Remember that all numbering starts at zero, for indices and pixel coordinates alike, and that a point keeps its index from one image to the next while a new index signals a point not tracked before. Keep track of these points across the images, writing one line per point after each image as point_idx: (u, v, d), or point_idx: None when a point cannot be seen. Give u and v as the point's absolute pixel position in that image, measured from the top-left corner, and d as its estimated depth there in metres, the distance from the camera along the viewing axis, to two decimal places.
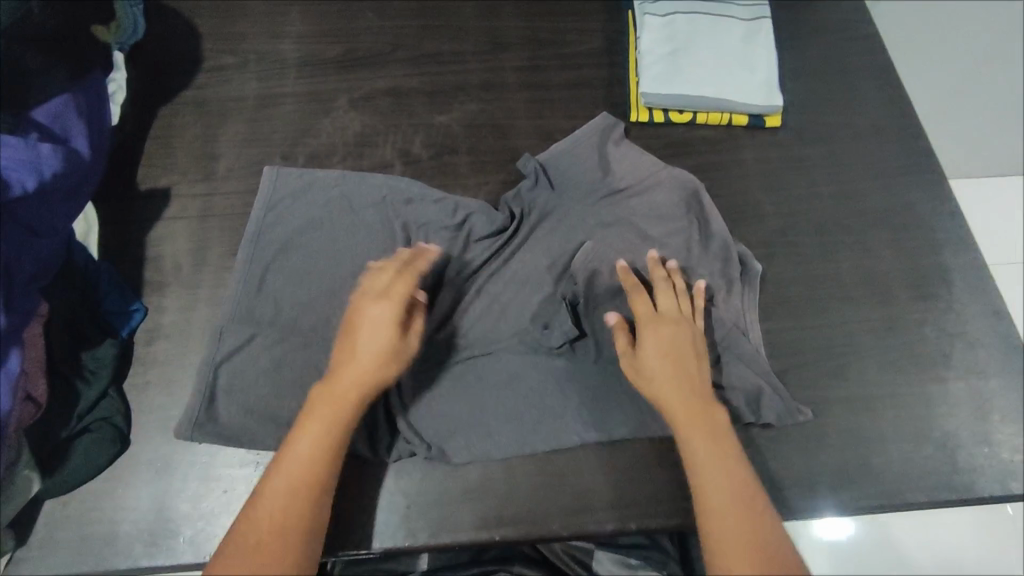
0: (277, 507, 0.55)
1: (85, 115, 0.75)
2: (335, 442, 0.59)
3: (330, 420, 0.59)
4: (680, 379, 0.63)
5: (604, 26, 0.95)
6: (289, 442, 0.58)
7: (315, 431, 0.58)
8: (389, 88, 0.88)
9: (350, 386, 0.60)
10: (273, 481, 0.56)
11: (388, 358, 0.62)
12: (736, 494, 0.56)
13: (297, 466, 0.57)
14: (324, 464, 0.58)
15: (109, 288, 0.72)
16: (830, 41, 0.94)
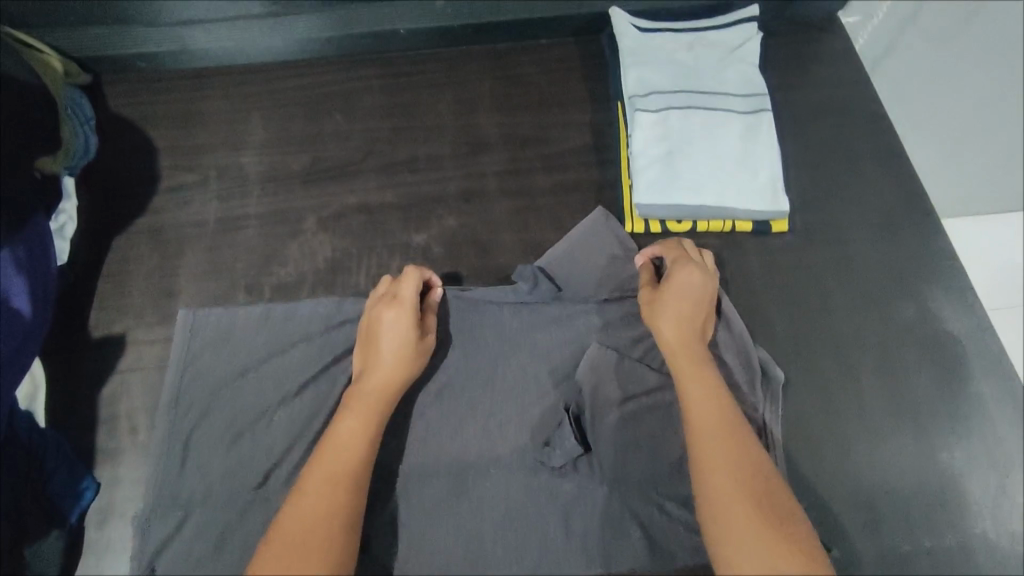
0: (323, 484, 0.54)
1: (26, 267, 0.68)
2: (375, 431, 0.59)
3: (364, 413, 0.60)
4: (672, 320, 0.64)
5: (590, 120, 0.89)
6: (327, 440, 0.58)
7: (353, 420, 0.59)
8: (361, 203, 0.82)
9: (379, 387, 0.61)
10: (314, 475, 0.55)
11: (413, 359, 0.64)
12: (722, 423, 0.57)
13: (338, 462, 0.56)
14: (365, 453, 0.58)
15: (57, 464, 0.65)
16: (833, 125, 0.88)
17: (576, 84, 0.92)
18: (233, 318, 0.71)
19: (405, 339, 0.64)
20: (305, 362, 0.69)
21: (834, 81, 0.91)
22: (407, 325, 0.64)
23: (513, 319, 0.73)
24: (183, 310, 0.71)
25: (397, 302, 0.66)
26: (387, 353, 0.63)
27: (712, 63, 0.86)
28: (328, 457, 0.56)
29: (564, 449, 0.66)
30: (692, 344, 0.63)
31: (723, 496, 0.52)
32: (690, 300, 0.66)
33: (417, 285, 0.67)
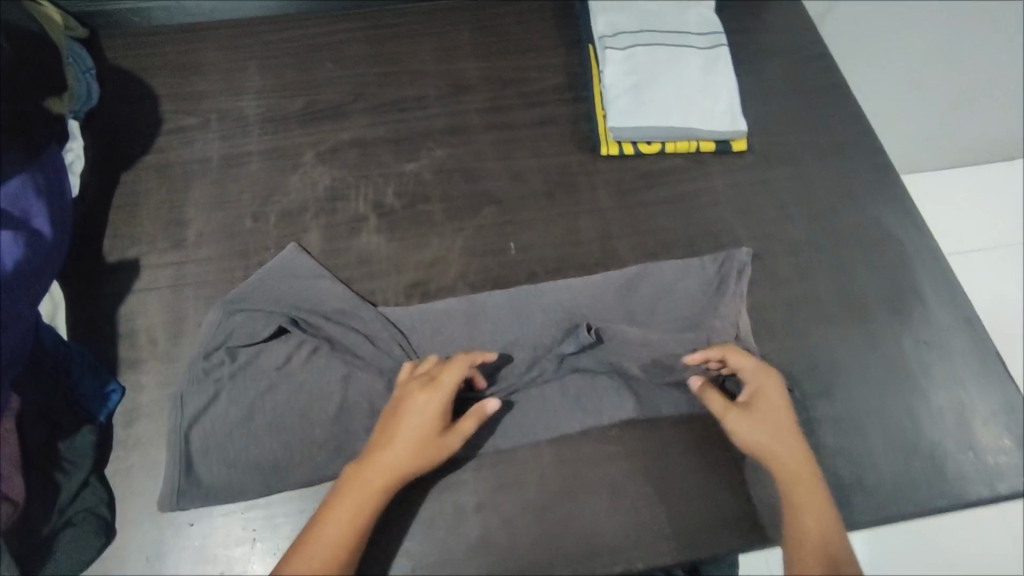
0: (308, 568, 0.55)
1: (44, 193, 0.73)
2: (366, 512, 0.58)
3: (361, 497, 0.58)
4: (766, 417, 0.64)
5: (564, 62, 0.96)
6: (325, 512, 0.58)
7: (345, 517, 0.58)
8: (356, 139, 0.88)
9: (381, 478, 0.59)
10: (306, 551, 0.56)
11: (424, 457, 0.60)
12: (826, 514, 0.59)
13: (324, 546, 0.56)
14: (354, 535, 0.57)
15: (82, 370, 0.70)
16: (785, 63, 0.97)
17: (551, 31, 0.99)
18: (302, 265, 0.76)
19: (419, 434, 0.61)
20: (314, 272, 0.76)
21: (784, 24, 1.00)
22: (428, 446, 0.61)
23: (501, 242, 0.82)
24: (293, 245, 0.78)
25: (427, 394, 0.62)
26: (400, 444, 0.60)
27: (674, 5, 0.94)
28: (315, 539, 0.57)
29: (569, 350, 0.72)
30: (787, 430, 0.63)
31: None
32: (782, 411, 0.65)
33: (457, 378, 0.63)
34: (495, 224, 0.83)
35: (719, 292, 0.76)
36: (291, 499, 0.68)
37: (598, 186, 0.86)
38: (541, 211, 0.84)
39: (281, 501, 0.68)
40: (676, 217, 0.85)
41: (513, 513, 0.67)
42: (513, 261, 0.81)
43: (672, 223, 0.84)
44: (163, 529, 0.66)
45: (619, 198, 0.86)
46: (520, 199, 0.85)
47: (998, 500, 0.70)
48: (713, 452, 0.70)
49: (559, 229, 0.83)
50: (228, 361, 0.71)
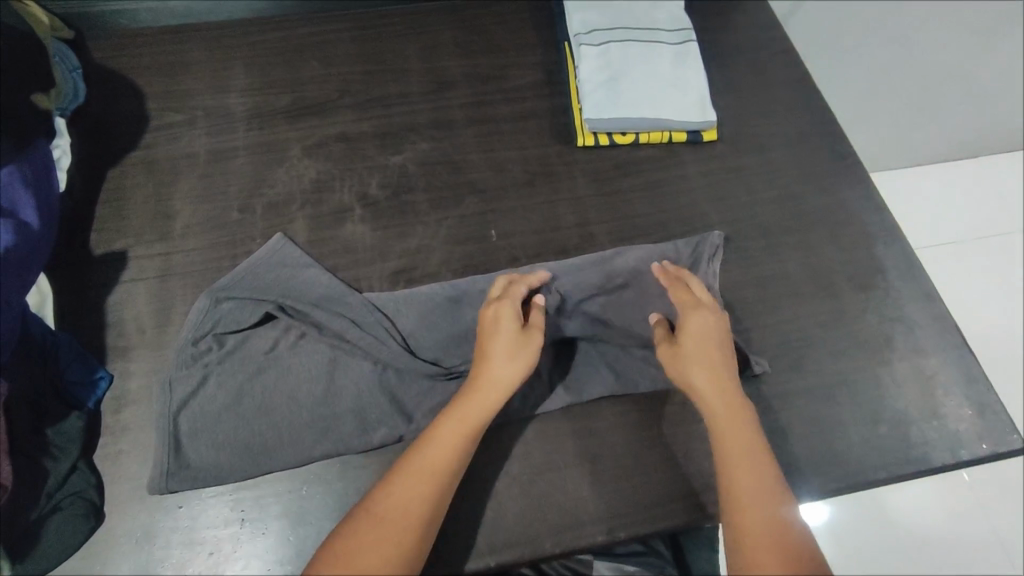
0: (422, 471, 0.58)
1: (32, 185, 0.74)
2: (480, 421, 0.61)
3: (471, 406, 0.62)
4: (697, 365, 0.65)
5: (542, 59, 1.00)
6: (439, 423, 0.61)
7: (455, 428, 0.60)
8: (341, 133, 0.90)
9: (490, 388, 0.62)
10: (421, 456, 0.59)
11: (524, 360, 0.64)
12: (763, 463, 0.59)
13: (439, 452, 0.59)
14: (462, 446, 0.60)
15: (70, 359, 0.70)
16: (752, 58, 1.01)
17: (529, 30, 1.02)
18: (292, 257, 0.77)
19: (514, 344, 0.65)
20: (300, 261, 0.77)
21: (751, 22, 1.05)
22: (523, 348, 0.64)
23: (483, 230, 0.84)
24: (280, 235, 0.79)
25: (507, 308, 0.67)
26: (500, 354, 0.64)
27: (645, 4, 0.98)
28: (430, 447, 0.59)
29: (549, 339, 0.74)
30: (723, 380, 0.64)
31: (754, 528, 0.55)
32: (720, 359, 0.66)
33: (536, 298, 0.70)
34: (477, 213, 0.85)
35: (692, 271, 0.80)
36: (279, 480, 0.69)
37: (576, 175, 0.90)
38: (521, 200, 0.87)
39: (269, 482, 0.69)
40: (651, 204, 0.88)
41: (499, 486, 0.68)
42: (495, 247, 0.83)
43: (647, 209, 0.88)
44: (153, 512, 0.67)
45: (596, 187, 0.89)
46: (501, 189, 0.88)
47: (961, 464, 0.74)
48: (690, 424, 0.73)
49: (539, 217, 0.86)
50: (215, 347, 0.71)
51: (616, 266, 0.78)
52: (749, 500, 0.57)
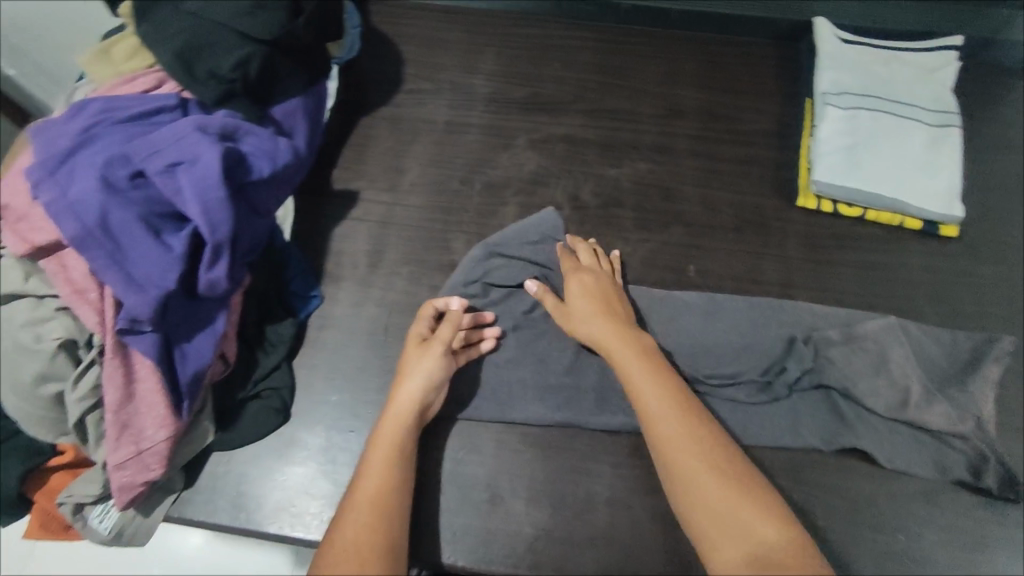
0: (374, 493, 0.59)
1: (309, 116, 0.84)
2: (404, 440, 0.64)
3: (395, 431, 0.64)
4: (587, 321, 0.69)
5: (779, 110, 0.97)
6: (370, 449, 0.63)
7: (387, 453, 0.62)
8: (567, 134, 0.94)
9: (404, 407, 0.66)
10: (367, 480, 0.60)
11: (430, 368, 0.68)
12: (670, 417, 0.58)
13: (381, 478, 0.60)
14: (396, 469, 0.61)
15: (296, 272, 0.79)
16: (1017, 159, 0.92)
17: (773, 78, 1.00)
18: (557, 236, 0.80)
19: (411, 357, 0.69)
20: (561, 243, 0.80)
21: None
22: (427, 368, 0.68)
23: (683, 263, 0.84)
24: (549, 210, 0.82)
25: (416, 326, 0.72)
26: (410, 368, 0.68)
27: (909, 76, 0.92)
28: (369, 473, 0.61)
29: (796, 378, 0.73)
30: (618, 336, 0.66)
31: (690, 468, 0.54)
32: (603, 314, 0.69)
33: (429, 317, 0.73)
34: (679, 244, 0.85)
35: (969, 369, 0.74)
36: (439, 436, 0.72)
37: (789, 234, 0.86)
38: (726, 243, 0.85)
39: (430, 434, 0.72)
40: (864, 285, 0.83)
41: (644, 517, 0.67)
42: (690, 282, 0.83)
43: (859, 289, 0.83)
44: (328, 428, 0.72)
45: (809, 251, 0.85)
46: (710, 227, 0.86)
47: None
48: (856, 527, 0.68)
49: (741, 265, 0.84)
50: None
51: (866, 331, 0.73)
52: (675, 434, 0.56)
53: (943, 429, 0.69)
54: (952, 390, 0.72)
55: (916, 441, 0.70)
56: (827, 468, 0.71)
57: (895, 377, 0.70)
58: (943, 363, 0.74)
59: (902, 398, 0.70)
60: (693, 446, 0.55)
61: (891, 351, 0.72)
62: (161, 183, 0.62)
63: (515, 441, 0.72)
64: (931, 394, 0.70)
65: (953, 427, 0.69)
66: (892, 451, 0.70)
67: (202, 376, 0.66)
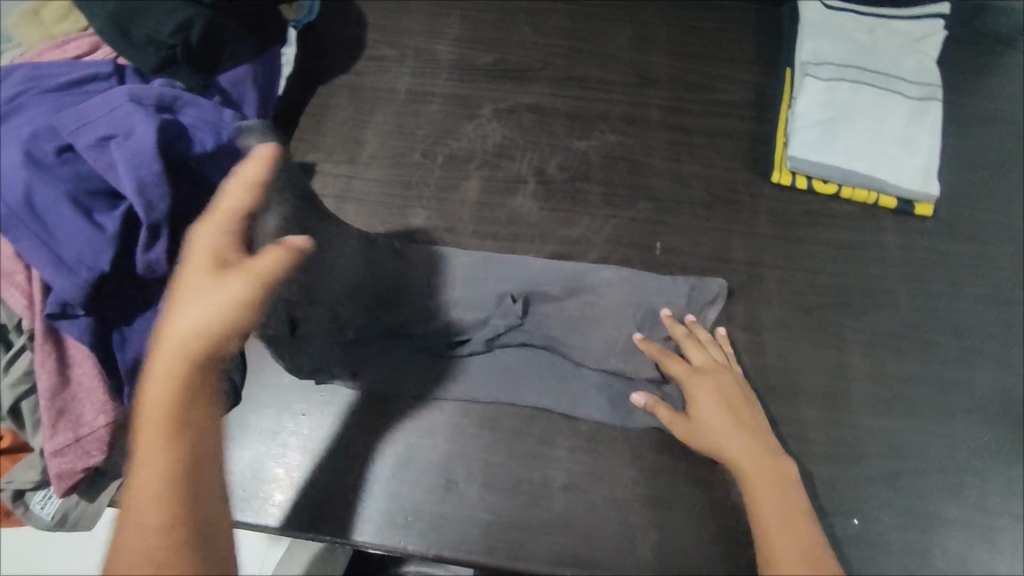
0: (155, 485, 0.47)
1: (261, 85, 0.80)
2: (186, 377, 0.50)
3: (172, 373, 0.50)
4: (711, 416, 0.65)
5: (756, 80, 0.93)
6: (139, 402, 0.50)
7: (157, 415, 0.49)
8: (533, 105, 0.90)
9: (176, 342, 0.50)
10: (146, 464, 0.48)
11: (204, 290, 0.51)
12: (779, 503, 0.58)
13: (161, 454, 0.48)
14: (176, 440, 0.49)
15: None
16: (1004, 133, 0.88)
17: (751, 46, 0.95)
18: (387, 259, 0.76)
19: (200, 281, 0.51)
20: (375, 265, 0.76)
21: (1012, 91, 0.91)
22: (229, 298, 0.51)
23: (650, 241, 0.81)
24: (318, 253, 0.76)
25: (203, 224, 0.54)
26: (189, 299, 0.51)
27: (891, 47, 0.89)
28: (149, 450, 0.48)
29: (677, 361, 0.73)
30: (743, 429, 0.64)
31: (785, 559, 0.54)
32: (734, 406, 0.66)
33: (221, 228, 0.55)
34: (646, 223, 0.82)
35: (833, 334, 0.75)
36: (393, 420, 0.71)
37: (760, 211, 0.83)
38: (695, 221, 0.83)
39: (383, 419, 0.71)
40: (837, 264, 0.80)
41: (598, 501, 0.67)
42: (657, 261, 0.80)
43: (831, 268, 0.80)
44: (280, 410, 0.71)
45: (780, 228, 0.82)
46: (680, 204, 0.84)
47: None
48: (813, 512, 0.67)
49: (709, 243, 0.81)
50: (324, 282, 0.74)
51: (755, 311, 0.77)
52: (773, 518, 0.57)
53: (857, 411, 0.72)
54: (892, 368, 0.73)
55: (870, 428, 0.71)
56: (788, 454, 0.70)
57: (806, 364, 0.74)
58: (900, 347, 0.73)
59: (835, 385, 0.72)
60: (791, 530, 0.56)
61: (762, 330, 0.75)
62: (92, 158, 0.59)
63: (473, 424, 0.70)
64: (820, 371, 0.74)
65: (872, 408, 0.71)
66: (836, 436, 0.71)
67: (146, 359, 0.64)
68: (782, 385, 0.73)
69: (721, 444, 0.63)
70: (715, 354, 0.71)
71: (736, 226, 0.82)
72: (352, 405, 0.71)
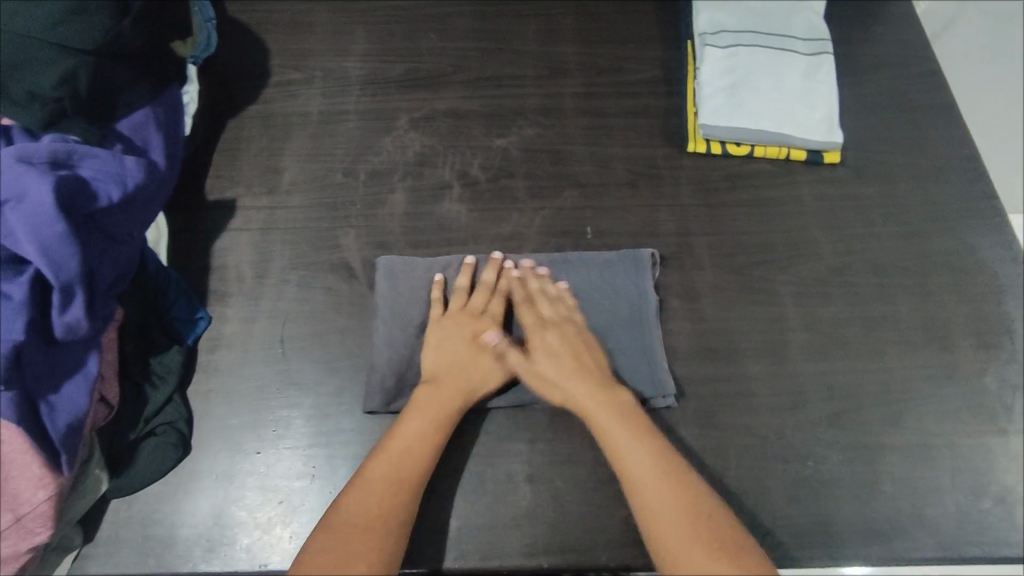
0: (378, 487, 0.59)
1: (164, 127, 0.78)
2: (442, 428, 0.65)
3: (433, 418, 0.65)
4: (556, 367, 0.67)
5: (662, 56, 0.95)
6: (394, 432, 0.64)
7: (415, 444, 0.63)
8: (449, 110, 0.90)
9: (456, 392, 0.67)
10: (378, 464, 0.61)
11: (485, 362, 0.69)
12: (653, 470, 0.59)
13: (397, 464, 0.61)
14: (421, 466, 0.62)
15: (176, 295, 0.74)
16: (895, 77, 0.93)
17: (652, 24, 0.98)
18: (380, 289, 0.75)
19: (467, 347, 0.69)
20: (313, 299, 0.77)
21: (900, 36, 0.96)
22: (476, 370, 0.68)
23: (580, 226, 0.83)
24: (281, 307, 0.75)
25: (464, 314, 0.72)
26: (467, 353, 0.69)
27: (781, 8, 0.92)
28: (389, 456, 0.62)
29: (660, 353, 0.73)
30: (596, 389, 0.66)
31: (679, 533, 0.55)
32: (578, 361, 0.68)
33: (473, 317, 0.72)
34: (574, 209, 0.84)
35: (764, 290, 0.79)
36: (350, 444, 0.70)
37: (681, 182, 0.86)
38: (621, 200, 0.84)
39: (340, 444, 0.70)
40: (759, 222, 0.83)
41: (563, 488, 0.68)
42: (589, 245, 0.82)
43: (754, 226, 0.83)
44: (233, 452, 0.69)
45: (701, 196, 0.85)
46: (604, 187, 0.85)
47: None
48: (767, 462, 0.70)
49: (636, 220, 0.83)
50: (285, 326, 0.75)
51: (695, 281, 0.79)
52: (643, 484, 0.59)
53: (796, 359, 0.75)
54: (817, 315, 0.77)
55: (811, 372, 0.74)
56: (738, 411, 0.72)
57: (744, 322, 0.77)
58: (819, 296, 0.78)
59: (772, 340, 0.76)
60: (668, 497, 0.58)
61: (701, 299, 0.78)
62: None
63: None
64: (758, 327, 0.76)
65: (809, 355, 0.75)
66: (780, 386, 0.73)
67: (79, 425, 0.61)
68: (723, 346, 0.76)
69: (581, 402, 0.66)
70: (562, 309, 0.72)
71: (661, 200, 0.84)
72: (307, 435, 0.70)
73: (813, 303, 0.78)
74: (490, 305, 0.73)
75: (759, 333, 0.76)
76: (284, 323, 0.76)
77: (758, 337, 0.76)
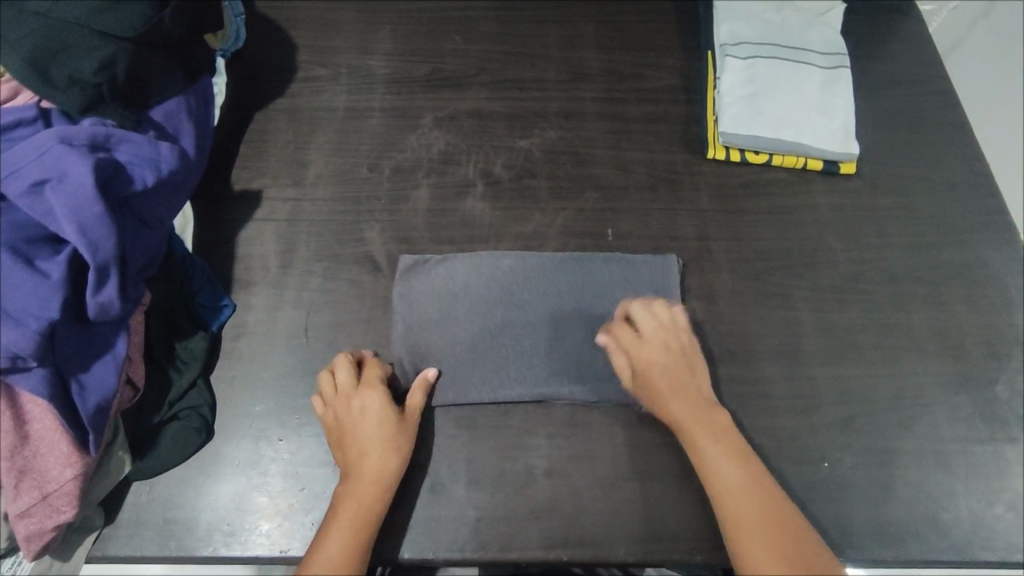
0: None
1: (195, 116, 0.79)
2: (369, 516, 0.61)
3: (354, 514, 0.61)
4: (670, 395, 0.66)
5: (682, 65, 0.97)
6: (320, 537, 0.60)
7: (344, 537, 0.59)
8: (472, 110, 0.91)
9: (369, 483, 0.63)
10: (317, 563, 0.57)
11: (389, 440, 0.65)
12: (754, 504, 0.60)
13: (331, 561, 0.58)
14: (357, 555, 0.59)
15: (202, 282, 0.75)
16: (908, 92, 0.95)
17: (673, 33, 0.99)
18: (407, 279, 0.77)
19: (363, 432, 0.65)
20: (337, 290, 0.78)
21: (913, 53, 0.98)
22: (382, 454, 0.64)
23: (601, 228, 0.84)
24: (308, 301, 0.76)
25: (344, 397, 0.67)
26: (364, 443, 0.65)
27: (799, 23, 0.95)
28: (320, 556, 0.58)
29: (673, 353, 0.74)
30: (708, 420, 0.65)
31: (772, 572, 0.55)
32: (678, 383, 0.67)
33: (355, 401, 0.67)
34: (595, 211, 0.85)
35: (781, 295, 0.80)
36: None
37: (700, 187, 0.87)
38: (641, 204, 0.86)
39: None
40: (777, 229, 0.84)
41: (582, 483, 0.69)
42: (610, 246, 0.83)
43: (771, 232, 0.84)
44: (255, 439, 0.70)
45: (720, 202, 0.86)
46: (624, 190, 0.87)
47: None
48: (783, 463, 0.71)
49: (656, 223, 0.84)
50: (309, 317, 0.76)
51: (713, 284, 0.80)
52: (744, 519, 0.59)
53: (812, 363, 0.76)
54: (833, 321, 0.79)
55: (827, 376, 0.75)
56: (755, 412, 0.73)
57: (761, 324, 0.78)
58: (834, 303, 0.80)
59: (788, 344, 0.77)
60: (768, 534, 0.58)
61: (719, 302, 0.79)
62: (29, 206, 0.58)
63: (452, 425, 0.71)
64: (775, 331, 0.78)
65: (824, 359, 0.76)
66: (796, 389, 0.75)
67: (107, 407, 0.61)
68: (741, 348, 0.77)
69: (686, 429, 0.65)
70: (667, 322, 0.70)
71: (680, 204, 0.86)
72: None
73: (829, 309, 0.79)
74: (368, 387, 0.68)
75: (776, 337, 0.77)
76: (307, 314, 0.77)
77: (775, 341, 0.77)
